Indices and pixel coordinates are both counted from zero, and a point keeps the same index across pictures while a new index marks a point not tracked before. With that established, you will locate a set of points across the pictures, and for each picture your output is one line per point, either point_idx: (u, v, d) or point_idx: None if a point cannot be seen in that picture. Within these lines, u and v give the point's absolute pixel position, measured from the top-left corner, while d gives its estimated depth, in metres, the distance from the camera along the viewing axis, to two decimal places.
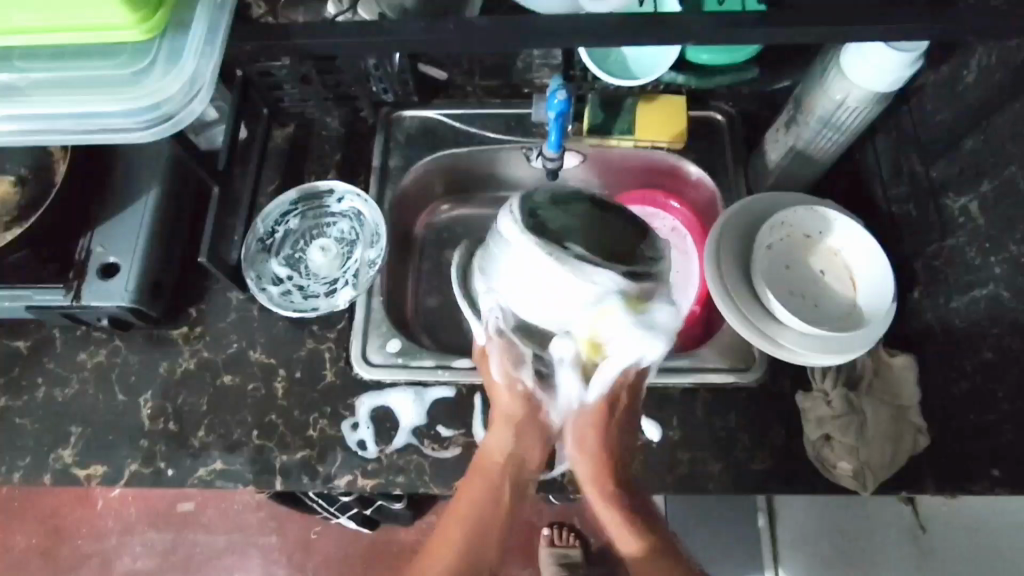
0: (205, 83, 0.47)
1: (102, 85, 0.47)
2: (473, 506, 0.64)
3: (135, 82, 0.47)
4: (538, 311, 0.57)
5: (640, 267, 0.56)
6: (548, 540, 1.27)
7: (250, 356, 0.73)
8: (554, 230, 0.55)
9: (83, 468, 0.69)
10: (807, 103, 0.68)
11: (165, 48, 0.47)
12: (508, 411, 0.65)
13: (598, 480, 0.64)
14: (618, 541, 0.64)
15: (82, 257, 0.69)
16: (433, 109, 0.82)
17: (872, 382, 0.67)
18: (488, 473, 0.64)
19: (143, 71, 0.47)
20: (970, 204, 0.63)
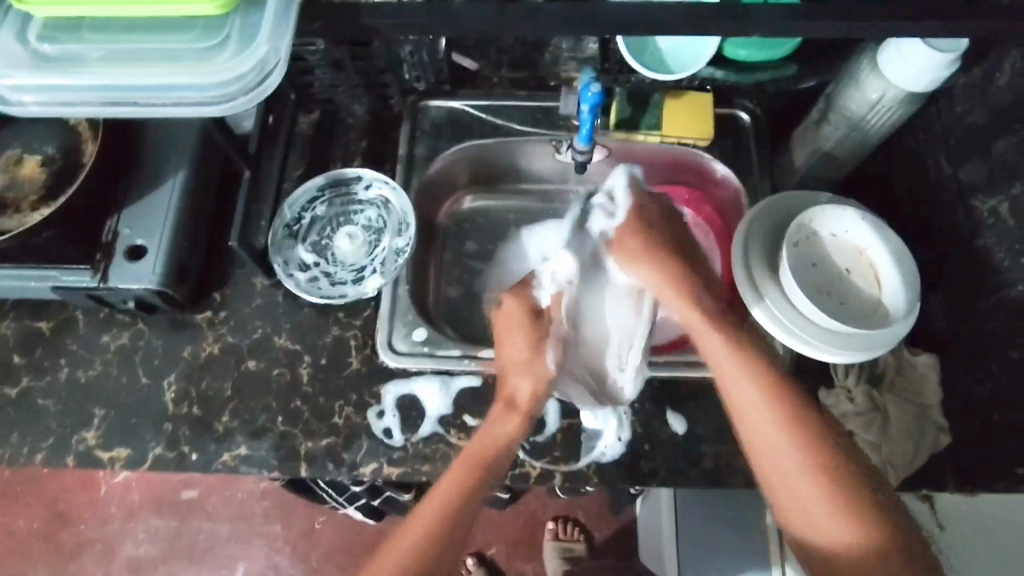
0: (278, 63, 0.47)
1: (172, 60, 0.47)
2: (436, 510, 0.57)
3: (205, 59, 0.47)
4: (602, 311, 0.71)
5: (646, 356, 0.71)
6: (553, 534, 1.28)
7: (274, 342, 0.73)
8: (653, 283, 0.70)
9: (107, 450, 0.69)
10: (839, 102, 0.68)
11: (237, 28, 0.47)
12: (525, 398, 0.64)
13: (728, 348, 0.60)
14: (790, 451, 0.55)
15: (110, 238, 0.68)
16: (459, 99, 0.82)
17: (895, 380, 0.68)
18: (468, 462, 0.60)
19: (215, 49, 0.47)
20: (1000, 206, 0.63)
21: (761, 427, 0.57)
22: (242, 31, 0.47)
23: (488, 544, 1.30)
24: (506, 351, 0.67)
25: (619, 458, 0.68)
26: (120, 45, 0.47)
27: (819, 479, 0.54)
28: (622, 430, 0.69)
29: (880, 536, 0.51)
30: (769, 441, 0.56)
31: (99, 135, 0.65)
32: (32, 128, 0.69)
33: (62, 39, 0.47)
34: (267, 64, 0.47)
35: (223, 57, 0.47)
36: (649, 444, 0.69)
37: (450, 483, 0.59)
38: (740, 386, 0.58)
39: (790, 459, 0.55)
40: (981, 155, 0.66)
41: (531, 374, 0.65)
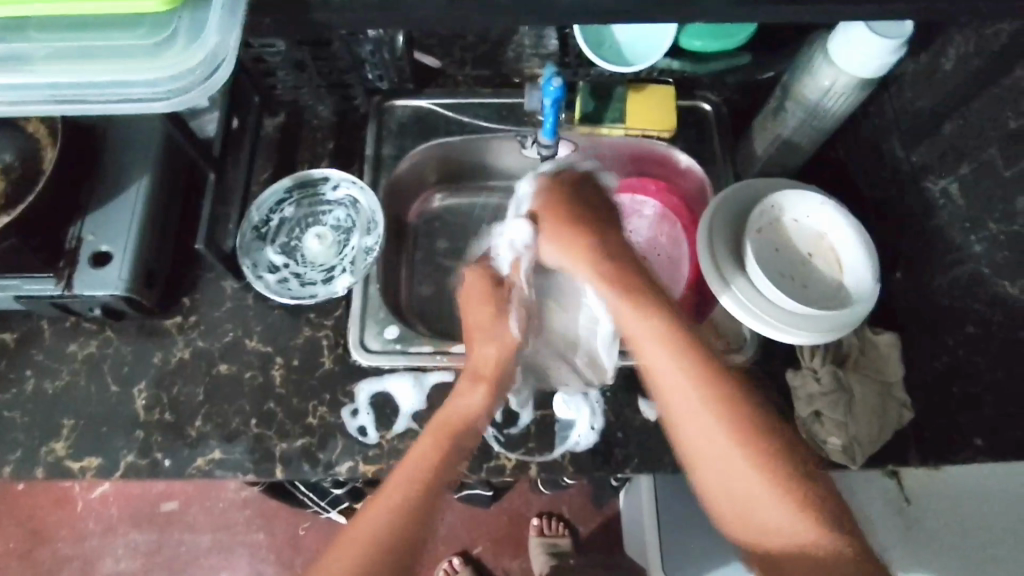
0: (229, 55, 0.47)
1: (122, 56, 0.47)
2: (404, 484, 0.55)
3: (154, 54, 0.47)
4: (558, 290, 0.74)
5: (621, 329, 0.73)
6: (538, 530, 1.28)
7: (246, 345, 0.73)
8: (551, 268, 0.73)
9: (77, 460, 0.68)
10: (795, 90, 0.70)
11: (185, 22, 0.47)
12: (490, 363, 0.66)
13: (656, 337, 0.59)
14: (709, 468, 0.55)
15: (74, 245, 0.68)
16: (425, 98, 0.82)
17: (859, 360, 0.69)
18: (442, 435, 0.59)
19: (163, 43, 0.47)
20: (950, 187, 0.67)
21: (691, 416, 0.56)
22: (192, 25, 0.47)
23: (473, 543, 1.30)
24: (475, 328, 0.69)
25: (593, 446, 0.69)
26: (68, 42, 0.47)
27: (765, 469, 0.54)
28: (595, 419, 0.70)
29: (812, 516, 0.52)
30: (690, 411, 0.56)
31: (57, 141, 0.65)
32: None
33: (5, 38, 0.47)
34: (217, 58, 0.47)
35: (171, 52, 0.47)
36: (622, 432, 0.70)
37: (416, 467, 0.56)
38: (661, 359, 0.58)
39: (705, 433, 0.56)
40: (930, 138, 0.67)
41: (492, 344, 0.67)
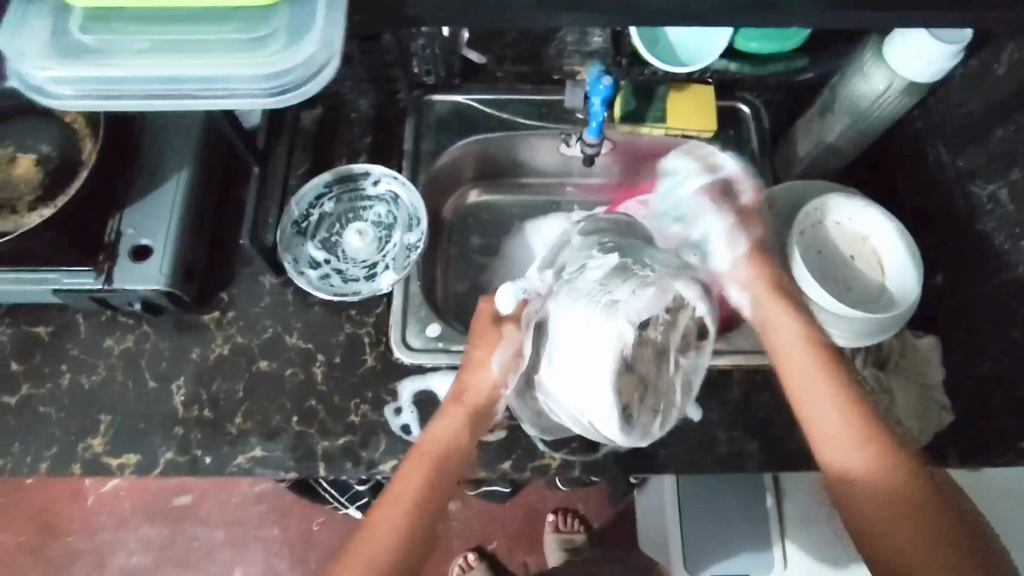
0: (333, 54, 0.46)
1: (222, 51, 0.46)
2: (394, 515, 0.54)
3: (254, 51, 0.46)
4: (569, 362, 0.54)
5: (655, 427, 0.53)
6: (554, 526, 1.29)
7: (286, 341, 0.72)
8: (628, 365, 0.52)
9: (115, 457, 0.67)
10: (842, 93, 0.70)
11: (286, 18, 0.46)
12: (478, 391, 0.60)
13: (829, 374, 0.57)
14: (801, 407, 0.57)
15: (113, 238, 0.67)
16: (465, 93, 0.81)
17: (899, 362, 0.71)
18: (426, 461, 0.57)
19: (266, 38, 0.46)
20: (999, 191, 0.65)
21: (810, 391, 0.57)
22: (292, 23, 0.46)
23: (488, 538, 1.30)
24: (471, 352, 0.61)
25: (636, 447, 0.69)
26: (166, 34, 0.46)
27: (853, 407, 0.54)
28: None
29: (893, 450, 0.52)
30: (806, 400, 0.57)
31: (100, 133, 0.64)
32: (28, 125, 0.67)
33: (100, 29, 0.46)
34: (318, 60, 0.46)
35: (273, 48, 0.46)
36: (665, 432, 0.70)
37: (397, 522, 0.54)
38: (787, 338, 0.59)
39: (800, 372, 0.58)
40: (979, 143, 0.67)
41: (482, 374, 0.60)
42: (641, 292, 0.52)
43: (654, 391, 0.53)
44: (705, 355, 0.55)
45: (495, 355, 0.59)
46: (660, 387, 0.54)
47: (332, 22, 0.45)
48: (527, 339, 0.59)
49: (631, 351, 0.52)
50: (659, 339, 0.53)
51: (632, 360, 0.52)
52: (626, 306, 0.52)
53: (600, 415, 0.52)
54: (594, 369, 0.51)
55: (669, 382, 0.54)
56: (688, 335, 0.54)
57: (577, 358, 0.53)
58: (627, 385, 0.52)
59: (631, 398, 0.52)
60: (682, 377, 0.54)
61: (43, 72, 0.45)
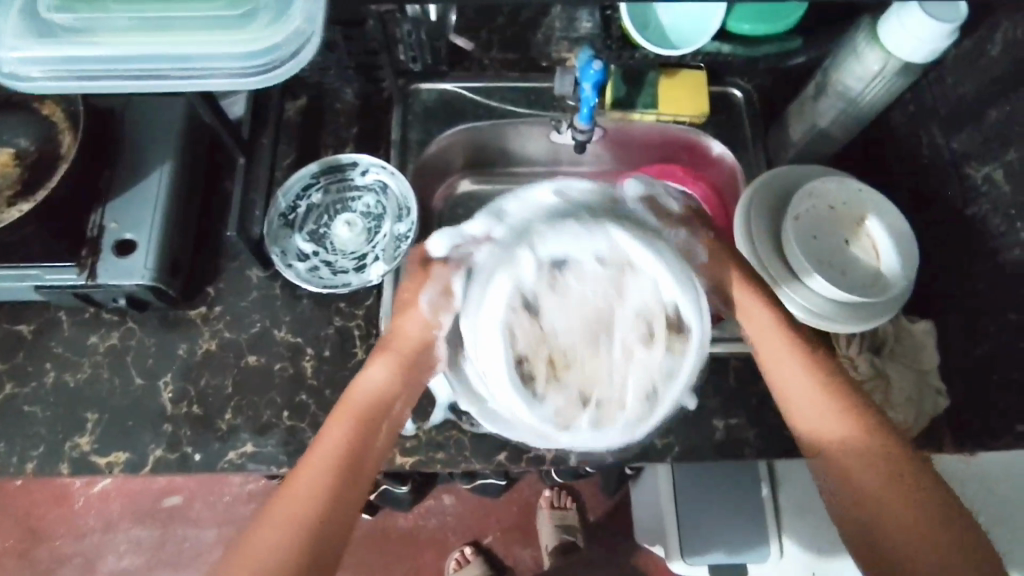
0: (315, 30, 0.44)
1: (198, 30, 0.45)
2: (316, 477, 0.49)
3: (233, 29, 0.45)
4: (484, 317, 0.53)
5: (567, 387, 0.52)
6: (548, 503, 1.29)
7: (274, 335, 0.71)
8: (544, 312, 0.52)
9: (103, 456, 0.65)
10: (836, 75, 0.69)
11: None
12: (408, 337, 0.58)
13: (815, 362, 0.55)
14: (792, 405, 0.54)
15: (96, 233, 0.65)
16: (451, 81, 0.80)
17: (894, 347, 0.71)
18: (350, 413, 0.54)
19: (245, 17, 0.45)
20: (994, 172, 0.64)
21: (797, 386, 0.54)
22: (274, 3, 0.45)
23: (483, 532, 1.29)
24: (404, 296, 0.61)
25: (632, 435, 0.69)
26: (143, 13, 0.45)
27: (873, 450, 0.48)
28: None
29: (914, 483, 0.46)
30: (797, 392, 0.54)
31: (79, 125, 0.62)
32: (5, 118, 0.65)
33: (75, 10, 0.45)
34: (301, 37, 0.45)
35: (256, 26, 0.45)
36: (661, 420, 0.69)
37: (322, 478, 0.49)
38: (797, 382, 0.54)
39: (785, 365, 0.56)
40: (973, 124, 0.66)
41: (415, 319, 0.59)
42: (591, 278, 0.53)
43: (580, 383, 0.52)
44: (660, 351, 0.52)
45: (422, 293, 0.58)
46: (596, 375, 0.52)
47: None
48: (453, 277, 0.57)
49: (558, 323, 0.53)
50: (592, 306, 0.53)
51: (544, 316, 0.52)
52: (537, 255, 0.53)
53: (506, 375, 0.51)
54: (494, 320, 0.53)
55: (614, 375, 0.52)
56: (643, 333, 0.52)
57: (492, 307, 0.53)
58: (537, 352, 0.52)
59: (541, 366, 0.52)
60: (634, 388, 0.52)
61: (12, 53, 0.44)
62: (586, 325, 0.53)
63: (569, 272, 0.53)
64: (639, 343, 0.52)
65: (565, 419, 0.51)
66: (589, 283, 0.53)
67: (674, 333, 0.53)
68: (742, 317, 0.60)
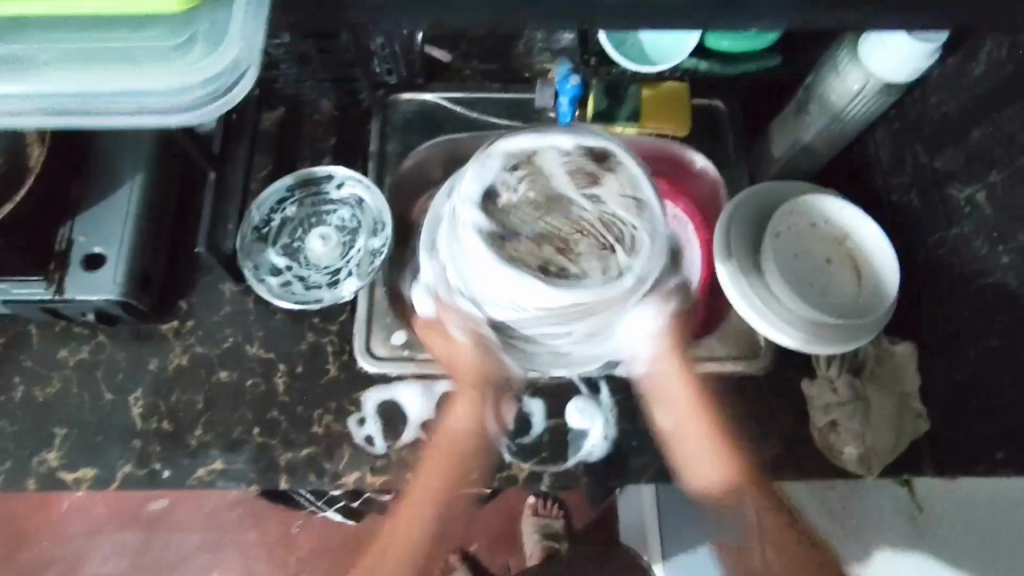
0: (252, 63, 0.44)
1: (131, 61, 0.44)
2: (410, 512, 0.67)
3: (168, 60, 0.44)
4: (487, 286, 0.56)
5: (586, 259, 0.55)
6: (532, 509, 1.29)
7: (247, 350, 0.70)
8: (515, 241, 0.56)
9: (70, 472, 0.65)
10: (818, 92, 0.68)
11: (204, 27, 0.44)
12: (466, 364, 0.67)
13: (716, 432, 0.67)
14: (699, 469, 0.66)
15: (65, 246, 0.64)
16: (432, 92, 0.79)
17: (876, 369, 0.69)
18: (450, 456, 0.65)
19: (180, 47, 0.44)
20: (977, 194, 0.63)
21: (692, 448, 0.66)
22: (210, 30, 0.44)
23: (468, 540, 1.29)
24: (438, 335, 0.68)
25: (607, 456, 0.68)
26: (76, 43, 0.44)
27: (749, 494, 0.65)
28: (608, 427, 0.68)
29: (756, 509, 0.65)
30: (705, 464, 0.66)
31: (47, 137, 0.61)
32: None
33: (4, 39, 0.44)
34: (239, 67, 0.44)
35: (192, 56, 0.44)
36: (636, 441, 0.68)
37: (424, 510, 0.66)
38: (695, 449, 0.66)
39: (694, 435, 0.67)
40: (957, 143, 0.65)
41: (459, 350, 0.66)
42: (514, 184, 0.57)
43: (593, 245, 0.56)
44: (612, 177, 0.57)
45: (449, 325, 0.65)
46: (592, 232, 0.56)
47: (252, 27, 0.44)
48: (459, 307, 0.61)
49: (528, 228, 0.56)
50: (534, 196, 0.57)
51: (524, 236, 0.56)
52: (468, 220, 0.56)
53: (548, 296, 0.54)
54: (489, 276, 0.55)
55: (599, 216, 0.56)
56: (580, 176, 0.57)
57: (484, 283, 0.56)
58: (541, 252, 0.56)
59: (548, 259, 0.55)
60: (626, 211, 0.56)
61: None
62: (549, 235, 0.56)
63: (508, 186, 0.57)
64: (587, 183, 0.57)
65: (608, 283, 0.54)
66: (526, 185, 0.57)
67: (603, 160, 0.57)
68: (651, 360, 0.67)
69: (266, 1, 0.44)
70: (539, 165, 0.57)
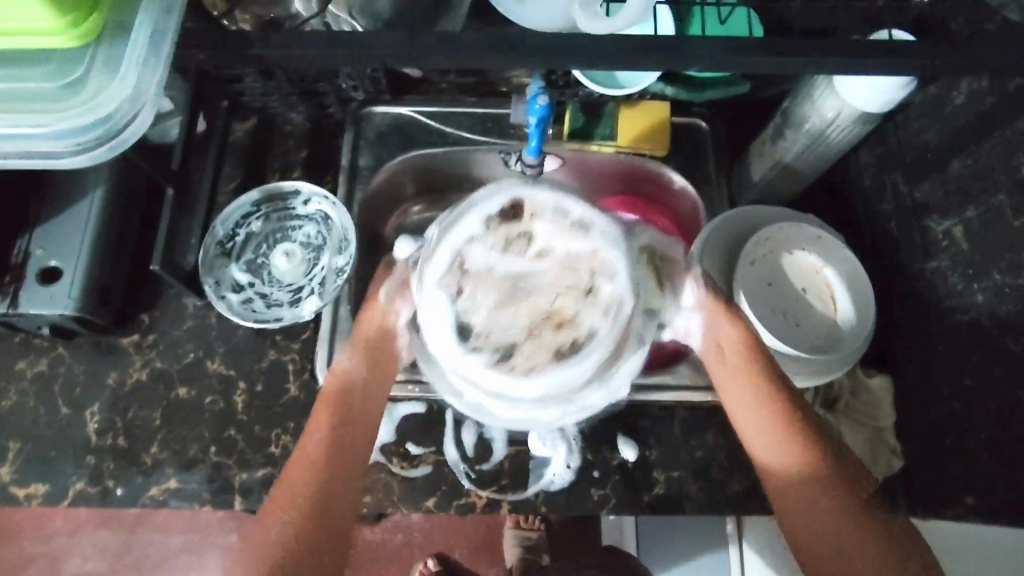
0: (147, 101, 0.46)
1: (30, 101, 0.47)
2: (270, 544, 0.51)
3: (60, 101, 0.46)
4: (526, 406, 0.44)
5: (585, 308, 0.44)
6: None
7: (207, 367, 0.69)
8: (513, 350, 0.43)
9: (23, 486, 0.64)
10: (795, 117, 0.66)
11: (93, 67, 0.46)
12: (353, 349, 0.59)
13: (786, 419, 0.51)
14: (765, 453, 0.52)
15: (21, 259, 0.64)
16: (406, 105, 0.77)
17: (850, 403, 0.68)
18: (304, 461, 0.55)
19: (70, 87, 0.46)
20: (954, 229, 0.61)
21: (755, 431, 0.53)
22: (98, 72, 0.46)
23: None
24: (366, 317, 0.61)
25: (568, 486, 0.66)
26: None
27: (825, 485, 0.49)
28: (571, 457, 0.67)
29: (823, 508, 0.49)
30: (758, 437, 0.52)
31: None
32: None
33: None
34: (130, 109, 0.47)
35: (78, 97, 0.46)
36: (598, 471, 0.67)
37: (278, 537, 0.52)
38: (753, 427, 0.53)
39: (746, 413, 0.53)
40: (936, 174, 0.63)
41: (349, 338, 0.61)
42: (473, 303, 0.44)
43: (575, 297, 0.44)
44: (542, 224, 0.45)
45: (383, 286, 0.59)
46: (558, 288, 0.45)
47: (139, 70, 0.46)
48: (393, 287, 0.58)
49: (518, 327, 0.44)
50: (498, 295, 0.45)
51: (523, 343, 0.44)
52: (461, 366, 0.44)
53: (587, 368, 0.43)
54: (522, 396, 0.43)
55: (564, 266, 0.45)
56: (516, 245, 0.45)
57: (525, 404, 0.44)
58: (542, 337, 0.44)
59: (551, 337, 0.44)
60: (576, 242, 0.45)
61: None
62: (539, 313, 0.45)
63: (464, 301, 0.44)
64: (527, 246, 0.45)
65: (616, 305, 0.44)
66: (482, 288, 0.44)
67: (522, 214, 0.46)
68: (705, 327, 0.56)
69: (160, 47, 0.46)
70: (477, 266, 0.45)
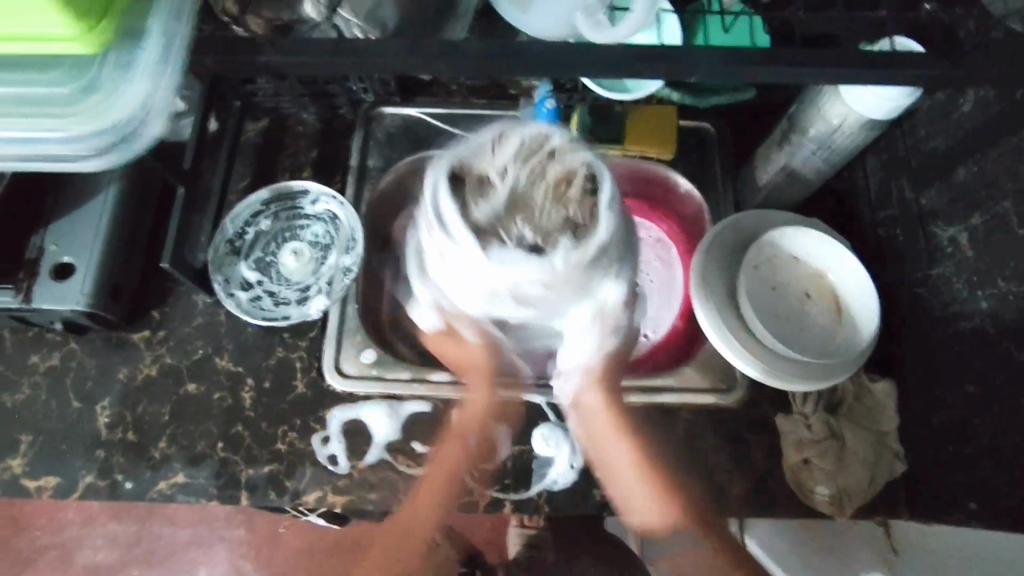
0: (156, 108, 0.49)
1: (45, 107, 0.48)
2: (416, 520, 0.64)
3: (75, 106, 0.48)
4: (593, 275, 0.44)
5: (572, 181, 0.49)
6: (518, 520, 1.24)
7: (216, 363, 0.70)
8: (546, 224, 0.42)
9: (34, 478, 0.65)
10: (802, 122, 0.66)
11: (107, 74, 0.48)
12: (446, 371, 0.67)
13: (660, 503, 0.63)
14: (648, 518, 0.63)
15: (36, 255, 0.65)
16: (415, 107, 0.78)
17: (852, 407, 0.67)
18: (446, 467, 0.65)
19: (84, 93, 0.48)
20: (959, 236, 0.62)
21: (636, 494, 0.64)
22: (112, 79, 0.48)
23: None
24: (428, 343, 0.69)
25: (570, 486, 0.67)
26: None
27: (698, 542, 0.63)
28: (574, 457, 0.67)
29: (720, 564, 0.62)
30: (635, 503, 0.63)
31: None
32: None
33: None
34: (141, 115, 0.49)
35: (94, 103, 0.48)
36: None
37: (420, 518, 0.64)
38: (632, 486, 0.64)
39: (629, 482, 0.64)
40: (942, 181, 0.63)
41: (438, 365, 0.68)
42: (495, 226, 0.42)
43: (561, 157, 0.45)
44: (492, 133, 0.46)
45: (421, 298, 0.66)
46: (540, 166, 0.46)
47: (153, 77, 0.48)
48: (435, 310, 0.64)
49: (550, 209, 0.42)
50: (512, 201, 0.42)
51: (556, 218, 0.42)
52: (527, 290, 0.44)
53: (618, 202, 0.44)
54: (588, 266, 0.43)
55: (537, 143, 0.45)
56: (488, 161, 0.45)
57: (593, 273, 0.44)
58: (567, 193, 0.42)
59: (574, 191, 0.43)
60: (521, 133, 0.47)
61: None
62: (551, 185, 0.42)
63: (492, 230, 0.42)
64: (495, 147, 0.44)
65: None
66: (499, 216, 0.42)
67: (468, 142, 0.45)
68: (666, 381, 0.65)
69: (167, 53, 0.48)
70: (474, 194, 0.42)
